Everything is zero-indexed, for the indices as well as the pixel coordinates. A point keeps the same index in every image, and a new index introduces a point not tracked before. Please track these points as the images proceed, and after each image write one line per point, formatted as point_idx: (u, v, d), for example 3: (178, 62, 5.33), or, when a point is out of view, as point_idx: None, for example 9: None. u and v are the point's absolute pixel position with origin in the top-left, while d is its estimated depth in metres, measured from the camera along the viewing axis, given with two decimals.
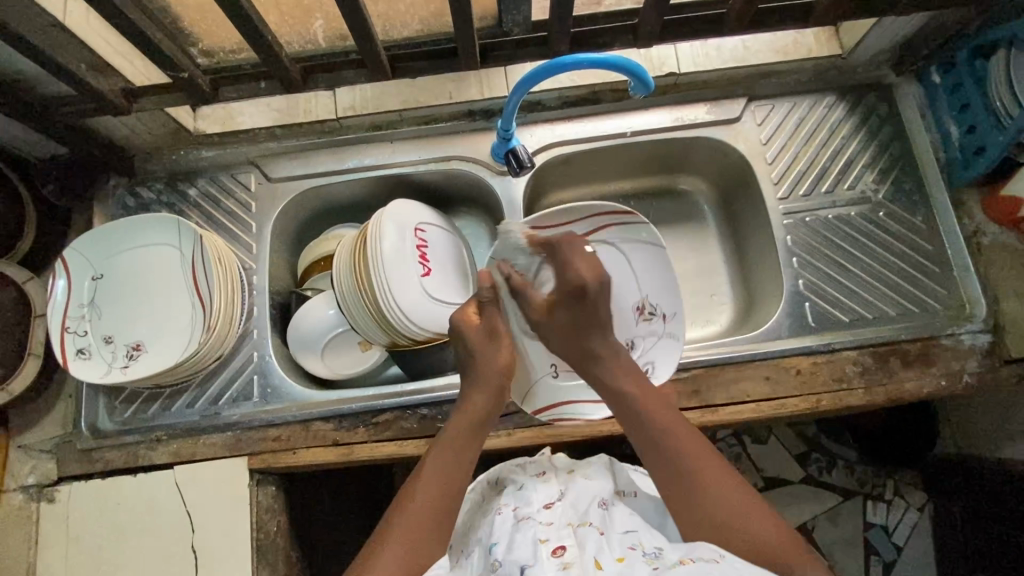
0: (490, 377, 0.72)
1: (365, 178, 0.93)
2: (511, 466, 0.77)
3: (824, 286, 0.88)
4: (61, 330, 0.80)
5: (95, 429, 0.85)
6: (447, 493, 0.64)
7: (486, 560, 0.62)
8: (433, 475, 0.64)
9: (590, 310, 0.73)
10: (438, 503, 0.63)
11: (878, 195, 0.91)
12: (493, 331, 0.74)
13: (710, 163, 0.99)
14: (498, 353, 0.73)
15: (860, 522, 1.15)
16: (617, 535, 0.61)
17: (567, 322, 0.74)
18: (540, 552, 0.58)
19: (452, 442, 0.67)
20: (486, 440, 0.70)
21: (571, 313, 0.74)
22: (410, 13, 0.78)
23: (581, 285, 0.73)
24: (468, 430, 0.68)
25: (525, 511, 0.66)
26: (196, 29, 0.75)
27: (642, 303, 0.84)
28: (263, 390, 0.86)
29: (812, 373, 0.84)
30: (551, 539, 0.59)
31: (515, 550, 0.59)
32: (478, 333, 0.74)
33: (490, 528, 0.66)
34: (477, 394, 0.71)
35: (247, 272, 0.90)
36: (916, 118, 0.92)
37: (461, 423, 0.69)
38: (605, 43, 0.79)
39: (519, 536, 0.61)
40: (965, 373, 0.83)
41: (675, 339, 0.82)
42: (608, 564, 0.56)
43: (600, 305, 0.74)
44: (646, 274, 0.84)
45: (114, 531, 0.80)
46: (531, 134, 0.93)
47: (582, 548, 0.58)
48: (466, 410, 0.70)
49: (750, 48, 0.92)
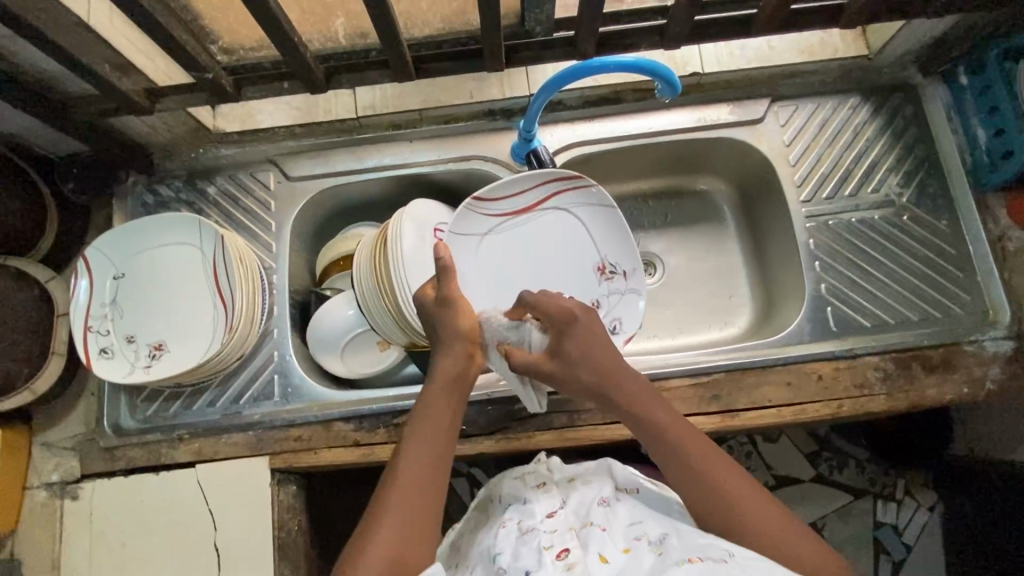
0: (456, 344, 0.70)
1: (385, 178, 0.93)
2: (508, 478, 0.76)
3: (846, 291, 0.87)
4: (84, 329, 0.80)
5: (117, 427, 0.85)
6: (433, 472, 0.62)
7: (490, 568, 0.62)
8: (417, 453, 0.63)
9: (585, 341, 0.69)
10: (425, 483, 0.62)
11: (902, 199, 0.90)
12: (448, 298, 0.71)
13: (731, 164, 0.98)
14: (457, 319, 0.71)
15: (871, 521, 1.16)
16: (621, 530, 0.63)
17: (578, 354, 0.69)
18: (546, 559, 0.59)
19: (434, 416, 0.66)
20: (465, 399, 0.70)
21: (576, 348, 0.69)
22: (433, 11, 0.77)
23: (570, 317, 0.70)
24: (443, 396, 0.67)
25: (529, 523, 0.66)
26: (218, 27, 0.73)
27: (602, 265, 0.88)
28: (283, 389, 0.86)
29: (834, 379, 0.83)
30: (556, 544, 0.60)
31: (522, 559, 0.60)
32: (435, 308, 0.71)
33: (494, 539, 0.66)
34: (446, 359, 0.70)
35: (267, 272, 0.90)
36: (942, 120, 0.91)
37: (439, 393, 0.68)
38: (633, 44, 0.79)
39: (525, 547, 0.61)
40: (988, 380, 0.82)
41: (637, 294, 0.88)
42: (614, 557, 0.59)
43: (593, 330, 0.71)
44: (601, 236, 0.88)
45: (138, 528, 0.81)
46: (551, 134, 0.92)
47: (585, 547, 0.60)
48: (438, 376, 0.69)
49: (775, 48, 0.92)
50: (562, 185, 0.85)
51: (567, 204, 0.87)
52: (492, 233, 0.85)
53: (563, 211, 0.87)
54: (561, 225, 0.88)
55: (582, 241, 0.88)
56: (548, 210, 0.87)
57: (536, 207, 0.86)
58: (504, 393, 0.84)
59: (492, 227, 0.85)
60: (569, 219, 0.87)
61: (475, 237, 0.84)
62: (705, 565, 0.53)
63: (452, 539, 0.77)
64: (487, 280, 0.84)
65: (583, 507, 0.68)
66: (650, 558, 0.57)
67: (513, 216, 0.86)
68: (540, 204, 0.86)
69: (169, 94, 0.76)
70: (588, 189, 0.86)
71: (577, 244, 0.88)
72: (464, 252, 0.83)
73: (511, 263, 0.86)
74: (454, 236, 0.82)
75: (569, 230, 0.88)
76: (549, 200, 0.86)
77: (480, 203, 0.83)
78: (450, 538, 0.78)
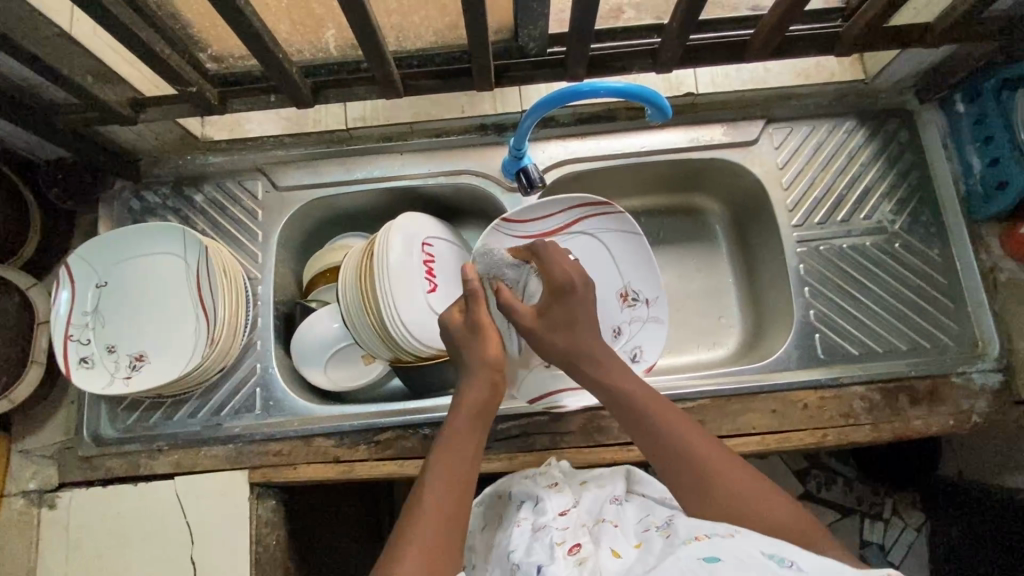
0: (484, 372, 0.70)
1: (373, 190, 0.92)
2: (520, 476, 0.76)
3: (835, 318, 0.87)
4: (64, 338, 0.79)
5: (96, 436, 0.85)
6: (457, 501, 0.60)
7: (509, 566, 0.63)
8: (442, 481, 0.61)
9: (576, 309, 0.73)
10: (447, 508, 0.59)
11: (895, 225, 0.89)
12: (477, 324, 0.72)
13: (726, 185, 0.97)
14: (482, 346, 0.71)
15: (857, 539, 1.15)
16: (633, 524, 0.63)
17: (562, 319, 0.72)
18: (557, 554, 0.60)
19: (457, 444, 0.65)
20: (490, 427, 0.69)
21: (565, 312, 0.72)
22: (424, 24, 0.76)
23: (567, 282, 0.73)
24: (468, 422, 0.67)
25: (541, 521, 0.66)
26: (204, 35, 0.72)
27: (625, 290, 0.88)
28: (265, 403, 0.85)
29: (819, 408, 0.83)
30: (567, 541, 0.62)
31: (534, 554, 0.61)
32: (463, 331, 0.73)
33: (509, 539, 0.66)
34: (470, 385, 0.69)
35: (252, 282, 0.89)
36: (938, 146, 0.90)
37: (463, 416, 0.67)
38: (624, 66, 0.78)
39: (538, 545, 0.62)
40: (974, 413, 0.82)
41: (659, 322, 0.88)
42: (626, 550, 0.59)
43: (586, 303, 0.74)
44: (623, 258, 0.89)
45: (115, 539, 0.80)
46: (543, 150, 0.91)
47: (597, 542, 0.61)
48: (463, 402, 0.69)
49: (770, 70, 0.91)
50: (592, 210, 0.87)
51: (590, 228, 0.88)
52: (520, 252, 0.86)
53: (589, 237, 0.88)
54: (583, 251, 0.88)
55: (606, 264, 0.88)
56: (571, 236, 0.88)
57: (557, 233, 0.87)
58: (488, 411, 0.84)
59: (523, 247, 0.86)
60: (595, 244, 0.88)
61: (503, 254, 0.85)
62: (710, 541, 0.52)
63: None
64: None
65: (596, 504, 0.69)
66: (658, 542, 0.57)
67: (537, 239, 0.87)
68: (567, 228, 0.88)
69: (154, 104, 0.75)
70: (612, 213, 0.87)
71: (601, 268, 0.88)
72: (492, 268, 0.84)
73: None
74: (484, 251, 0.84)
75: (594, 255, 0.88)
76: (573, 226, 0.88)
77: (507, 223, 0.84)
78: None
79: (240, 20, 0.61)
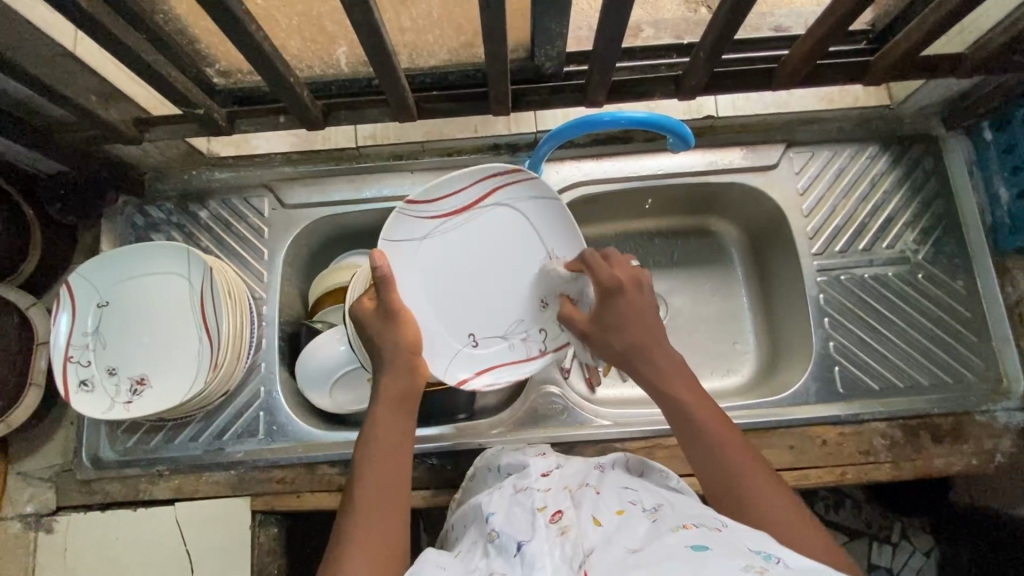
0: (400, 359, 0.67)
1: (383, 209, 0.90)
2: (509, 449, 0.74)
3: (854, 350, 0.84)
4: (64, 359, 0.77)
5: (94, 459, 0.83)
6: (393, 494, 0.61)
7: (483, 530, 0.57)
8: (374, 477, 0.62)
9: (625, 311, 0.69)
10: (385, 506, 0.60)
11: (918, 256, 0.86)
12: (392, 310, 0.67)
13: (744, 210, 0.94)
14: (399, 331, 0.67)
15: (866, 564, 1.08)
16: (614, 491, 0.59)
17: (615, 320, 0.69)
18: (539, 523, 0.53)
19: (383, 438, 0.64)
20: (418, 408, 0.67)
21: (614, 314, 0.69)
22: (439, 43, 0.73)
23: (616, 286, 0.69)
24: (393, 413, 0.65)
25: (524, 482, 0.63)
26: (215, 52, 0.69)
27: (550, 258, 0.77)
28: (269, 427, 0.83)
29: (838, 445, 0.80)
30: (550, 506, 0.56)
31: (513, 523, 0.55)
32: (377, 321, 0.67)
33: (486, 501, 0.61)
34: (391, 374, 0.66)
35: (257, 302, 0.87)
36: (963, 175, 0.87)
37: (386, 407, 0.65)
38: (646, 91, 0.76)
39: (518, 508, 0.57)
40: (998, 452, 0.79)
41: None
42: (608, 518, 0.54)
43: (639, 306, 0.69)
44: (546, 227, 0.77)
45: (112, 567, 0.79)
46: (557, 171, 0.89)
47: (579, 509, 0.55)
48: (382, 393, 0.66)
49: (794, 94, 0.89)
50: (506, 178, 0.75)
51: (508, 200, 0.76)
52: (431, 237, 0.74)
53: (507, 209, 0.76)
54: (503, 226, 0.76)
55: (527, 237, 0.77)
56: (488, 208, 0.76)
57: (473, 208, 0.75)
58: (496, 440, 0.81)
59: (431, 231, 0.74)
60: (514, 217, 0.76)
61: (411, 242, 0.73)
62: (698, 532, 0.48)
63: (449, 518, 0.73)
64: (425, 288, 0.74)
65: (580, 472, 0.65)
66: (643, 522, 0.52)
67: (448, 221, 0.74)
68: (481, 201, 0.76)
69: (160, 124, 0.74)
70: (531, 181, 0.76)
71: (520, 240, 0.77)
72: (403, 261, 0.72)
73: (451, 270, 0.75)
74: (389, 243, 0.71)
75: (514, 230, 0.77)
76: (488, 198, 0.76)
77: (411, 208, 0.72)
78: (450, 510, 0.75)
79: (251, 46, 0.59)
